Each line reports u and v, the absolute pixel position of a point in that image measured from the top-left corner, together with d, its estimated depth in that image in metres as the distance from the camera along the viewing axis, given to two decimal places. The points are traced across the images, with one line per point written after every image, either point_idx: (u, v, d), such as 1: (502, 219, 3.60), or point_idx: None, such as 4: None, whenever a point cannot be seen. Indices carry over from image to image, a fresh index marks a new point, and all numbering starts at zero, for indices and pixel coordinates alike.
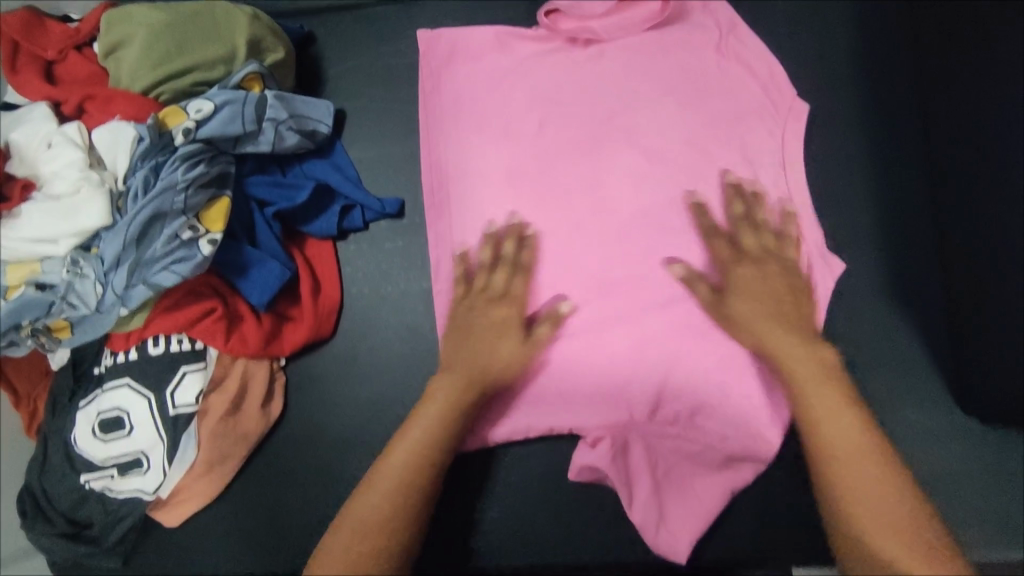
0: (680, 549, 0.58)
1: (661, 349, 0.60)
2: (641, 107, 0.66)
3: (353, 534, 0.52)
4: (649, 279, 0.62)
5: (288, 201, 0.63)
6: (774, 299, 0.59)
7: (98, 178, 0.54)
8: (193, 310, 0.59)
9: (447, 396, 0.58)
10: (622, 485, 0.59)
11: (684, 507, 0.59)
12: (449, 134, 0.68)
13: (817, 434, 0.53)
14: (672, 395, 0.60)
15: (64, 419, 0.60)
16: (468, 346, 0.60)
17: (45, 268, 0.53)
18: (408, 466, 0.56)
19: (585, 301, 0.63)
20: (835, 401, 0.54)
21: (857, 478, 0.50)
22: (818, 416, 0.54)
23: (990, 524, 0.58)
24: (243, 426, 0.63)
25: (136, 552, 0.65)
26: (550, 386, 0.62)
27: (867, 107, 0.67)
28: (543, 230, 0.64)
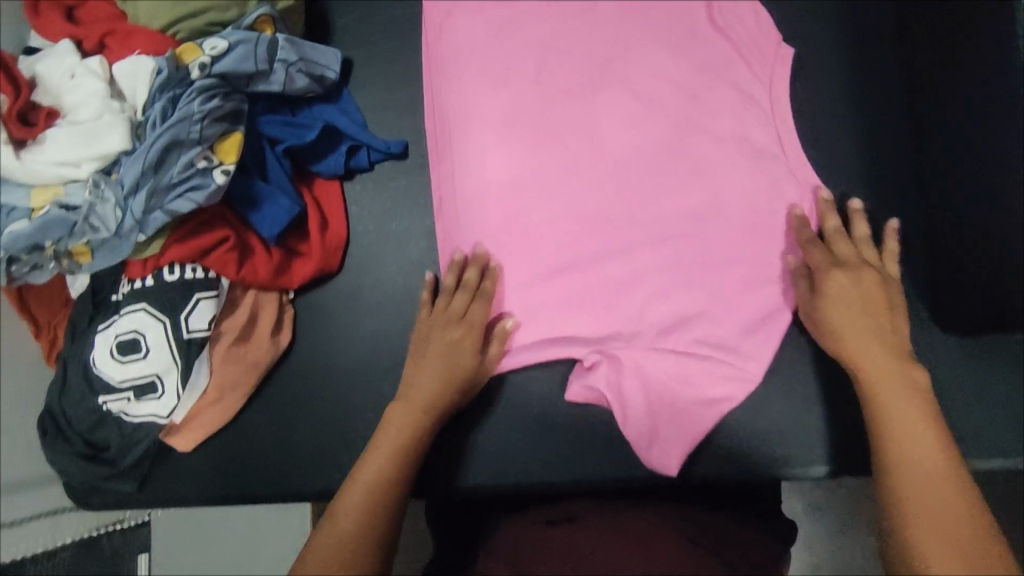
0: (672, 463, 0.61)
1: (654, 281, 0.63)
2: (636, 54, 0.69)
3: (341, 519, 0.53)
4: (643, 216, 0.65)
5: (298, 139, 0.66)
6: (865, 303, 0.57)
7: (119, 106, 0.58)
8: (206, 240, 0.62)
9: (419, 398, 0.60)
10: (617, 404, 0.62)
11: (675, 426, 0.62)
12: (451, 80, 0.70)
13: (882, 427, 0.52)
14: (663, 322, 0.63)
15: (81, 343, 0.63)
16: (427, 363, 0.61)
17: (68, 191, 0.57)
18: (375, 484, 0.55)
19: (580, 237, 0.65)
20: (905, 391, 0.53)
21: (914, 475, 0.49)
22: (883, 404, 0.52)
23: (977, 437, 0.59)
24: (254, 354, 0.67)
25: (150, 477, 0.68)
26: (547, 317, 0.65)
27: (860, 41, 0.68)
28: (541, 170, 0.67)
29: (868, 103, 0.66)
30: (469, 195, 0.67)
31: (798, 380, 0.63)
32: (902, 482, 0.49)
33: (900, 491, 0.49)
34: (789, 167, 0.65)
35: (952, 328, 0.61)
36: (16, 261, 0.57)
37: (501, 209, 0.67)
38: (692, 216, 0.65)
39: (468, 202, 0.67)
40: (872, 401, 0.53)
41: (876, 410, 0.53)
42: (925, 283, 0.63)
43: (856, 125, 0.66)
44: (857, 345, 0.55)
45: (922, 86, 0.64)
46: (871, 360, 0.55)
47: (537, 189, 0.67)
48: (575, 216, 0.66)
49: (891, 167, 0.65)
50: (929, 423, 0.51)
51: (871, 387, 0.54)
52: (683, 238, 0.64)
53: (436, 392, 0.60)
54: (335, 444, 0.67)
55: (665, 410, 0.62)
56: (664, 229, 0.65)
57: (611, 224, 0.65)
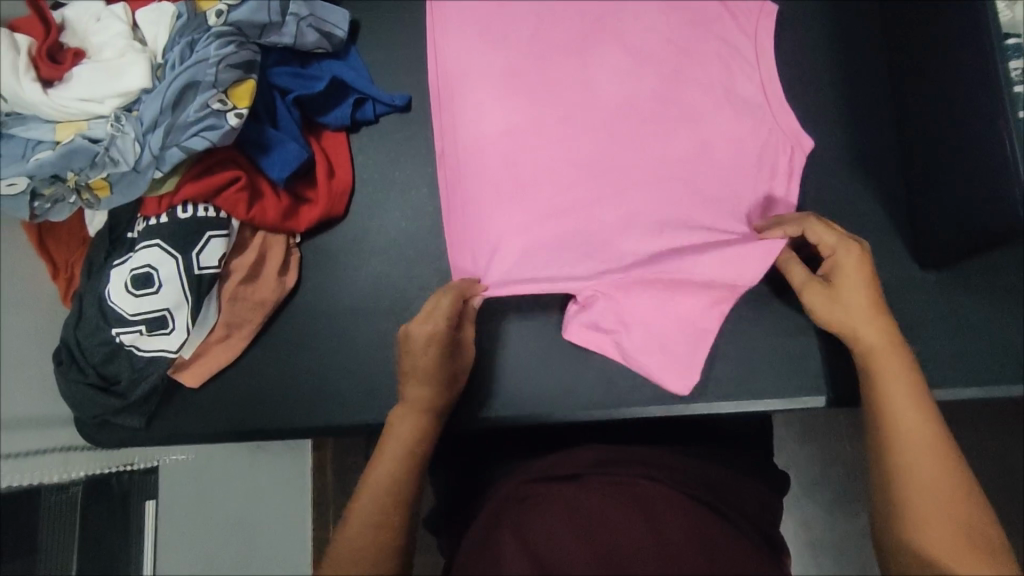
0: (684, 380, 0.66)
1: (647, 221, 0.66)
2: (627, 14, 0.72)
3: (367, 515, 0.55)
4: (635, 161, 0.68)
5: (307, 89, 0.70)
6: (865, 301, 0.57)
7: (140, 47, 0.63)
8: (217, 179, 0.65)
9: (422, 398, 0.61)
10: (619, 330, 0.67)
11: (684, 347, 0.67)
12: (452, 40, 0.72)
13: (886, 412, 0.54)
14: (655, 258, 0.66)
15: (98, 278, 0.66)
16: (419, 367, 0.62)
17: (91, 125, 0.61)
18: (389, 489, 0.56)
19: (574, 182, 0.68)
20: (908, 381, 0.54)
21: (920, 466, 0.50)
22: (886, 393, 0.54)
23: (947, 364, 0.64)
24: (260, 293, 0.70)
25: (157, 414, 0.71)
26: (543, 258, 0.67)
27: (840, 8, 0.72)
28: (539, 119, 0.69)
29: (851, 63, 0.71)
30: (469, 145, 0.70)
31: None
32: (908, 472, 0.51)
33: (907, 483, 0.50)
34: (770, 115, 0.69)
35: (926, 262, 0.66)
36: (38, 196, 0.60)
37: (500, 159, 0.69)
38: (681, 162, 0.67)
39: (468, 151, 0.70)
40: (879, 393, 0.55)
41: (880, 400, 0.54)
42: (898, 226, 0.67)
43: (829, 84, 0.71)
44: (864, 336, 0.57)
45: (897, 42, 0.68)
46: (874, 350, 0.56)
47: (535, 139, 0.69)
48: (571, 163, 0.68)
49: (867, 122, 0.70)
50: (930, 415, 0.53)
51: (876, 378, 0.55)
52: (675, 182, 0.67)
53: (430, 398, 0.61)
54: (340, 380, 0.70)
55: (670, 337, 0.67)
56: (656, 174, 0.67)
57: (605, 170, 0.68)
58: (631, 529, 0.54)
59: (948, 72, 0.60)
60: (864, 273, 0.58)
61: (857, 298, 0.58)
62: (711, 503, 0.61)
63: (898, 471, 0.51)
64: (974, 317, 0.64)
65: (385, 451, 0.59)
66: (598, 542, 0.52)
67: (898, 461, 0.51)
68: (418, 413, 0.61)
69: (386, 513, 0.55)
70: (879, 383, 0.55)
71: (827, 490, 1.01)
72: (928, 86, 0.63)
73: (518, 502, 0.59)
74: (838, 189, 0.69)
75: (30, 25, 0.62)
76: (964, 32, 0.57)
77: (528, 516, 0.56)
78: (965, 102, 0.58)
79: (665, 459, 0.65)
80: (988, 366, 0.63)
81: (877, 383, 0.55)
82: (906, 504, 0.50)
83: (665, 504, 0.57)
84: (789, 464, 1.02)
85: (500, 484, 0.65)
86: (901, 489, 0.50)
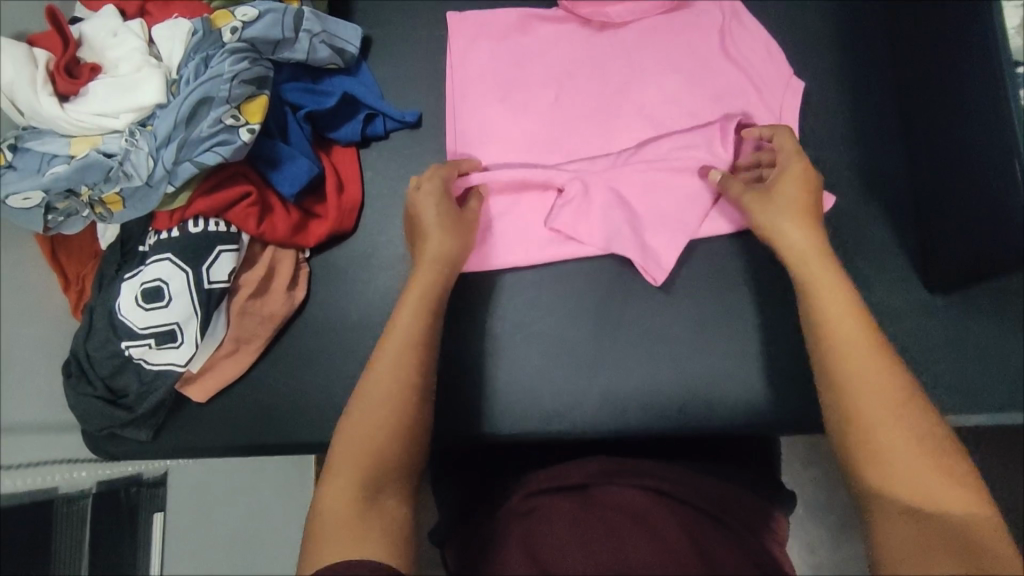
0: (661, 265, 0.67)
1: (651, 239, 0.68)
2: (650, 81, 0.72)
3: (371, 431, 0.54)
4: (647, 212, 0.69)
5: (318, 105, 0.70)
6: (801, 224, 0.60)
7: (155, 62, 0.63)
8: (229, 194, 0.65)
9: (424, 290, 0.61)
10: (597, 216, 0.69)
11: (665, 237, 0.68)
12: (472, 106, 0.73)
13: (846, 364, 0.52)
14: (649, 249, 0.68)
15: (109, 292, 0.66)
16: (436, 224, 0.64)
17: (105, 141, 0.61)
18: (386, 409, 0.55)
19: (585, 223, 0.69)
20: (855, 324, 0.53)
21: (877, 414, 0.50)
22: (836, 340, 0.53)
23: (956, 391, 0.63)
24: (269, 307, 0.70)
25: (164, 426, 0.71)
26: (542, 244, 0.70)
27: (850, 29, 0.72)
28: (571, 186, 0.70)
29: (859, 85, 0.71)
30: (503, 208, 0.71)
31: (784, 339, 0.67)
32: (878, 426, 0.49)
33: (877, 439, 0.49)
34: None
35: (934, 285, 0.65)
36: (52, 210, 0.61)
37: (539, 227, 0.70)
38: (693, 206, 0.69)
39: (499, 211, 0.71)
40: (833, 340, 0.53)
41: (832, 346, 0.53)
42: (910, 248, 0.67)
43: (840, 105, 0.71)
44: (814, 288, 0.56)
45: (908, 63, 0.68)
46: (822, 298, 0.55)
47: (571, 203, 0.69)
48: (610, 230, 0.69)
49: (878, 142, 0.69)
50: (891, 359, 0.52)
51: (823, 327, 0.54)
52: (679, 217, 0.68)
53: (432, 279, 0.61)
54: (345, 396, 0.70)
55: (655, 224, 0.68)
56: (665, 217, 0.69)
57: (645, 237, 0.68)
58: (625, 539, 0.54)
59: (960, 94, 0.60)
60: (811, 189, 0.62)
61: (792, 209, 0.60)
62: (707, 510, 0.60)
63: (855, 424, 0.50)
64: (983, 341, 0.64)
65: (391, 336, 0.58)
66: (598, 548, 0.53)
67: (853, 413, 0.50)
68: (420, 294, 0.60)
69: (386, 404, 0.55)
70: (831, 335, 0.53)
71: (834, 513, 1.00)
72: (937, 111, 0.63)
73: (522, 518, 0.59)
74: (848, 209, 0.68)
75: (47, 40, 0.63)
76: (974, 56, 0.58)
77: (537, 530, 0.56)
78: (974, 125, 0.59)
79: (672, 470, 0.63)
80: (995, 391, 0.63)
81: (829, 328, 0.54)
82: (885, 460, 0.48)
83: (665, 515, 0.57)
84: (795, 485, 1.01)
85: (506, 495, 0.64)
86: (861, 441, 0.50)
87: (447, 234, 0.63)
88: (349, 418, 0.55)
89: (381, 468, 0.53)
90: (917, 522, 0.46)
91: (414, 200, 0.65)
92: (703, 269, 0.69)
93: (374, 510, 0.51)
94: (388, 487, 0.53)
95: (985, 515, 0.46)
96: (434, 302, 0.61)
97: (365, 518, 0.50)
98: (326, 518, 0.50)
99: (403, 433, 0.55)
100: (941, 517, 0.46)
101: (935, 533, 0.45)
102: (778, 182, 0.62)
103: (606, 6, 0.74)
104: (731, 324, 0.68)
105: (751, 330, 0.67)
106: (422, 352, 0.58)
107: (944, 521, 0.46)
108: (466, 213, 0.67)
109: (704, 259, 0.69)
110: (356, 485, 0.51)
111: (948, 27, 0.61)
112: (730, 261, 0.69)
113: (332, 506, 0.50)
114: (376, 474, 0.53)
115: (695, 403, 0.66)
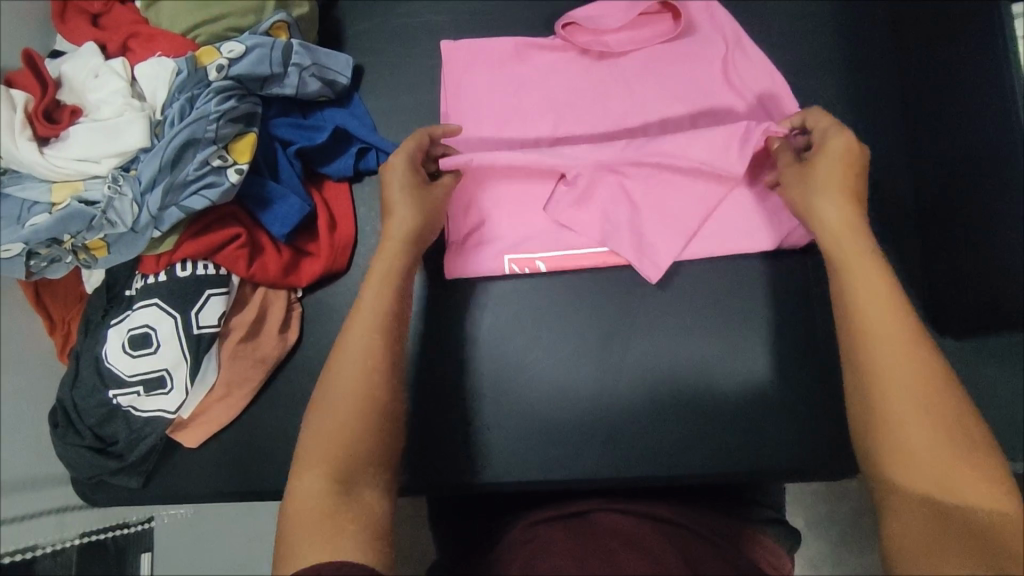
0: (660, 261, 0.66)
1: (649, 234, 0.67)
2: (652, 114, 0.70)
3: (342, 422, 0.49)
4: (645, 207, 0.68)
5: (309, 140, 0.68)
6: (835, 204, 0.55)
7: (139, 105, 0.60)
8: (218, 236, 0.63)
9: (387, 279, 0.56)
10: (598, 214, 0.68)
11: (665, 237, 0.67)
12: (468, 136, 0.71)
13: (870, 352, 0.48)
14: (647, 246, 0.67)
15: (95, 338, 0.65)
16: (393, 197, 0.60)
17: (88, 187, 0.59)
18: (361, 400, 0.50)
19: (585, 218, 0.68)
20: (891, 310, 0.48)
21: (904, 408, 0.45)
22: (871, 332, 0.48)
23: None
24: (261, 350, 0.68)
25: (155, 473, 0.69)
26: (538, 242, 0.69)
27: (856, 56, 0.70)
28: (575, 172, 0.67)
29: (868, 115, 0.69)
30: (498, 193, 0.70)
31: (791, 381, 0.65)
32: (899, 419, 0.45)
33: (898, 433, 0.45)
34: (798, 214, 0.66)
35: (948, 328, 0.63)
36: (35, 255, 0.59)
37: (538, 214, 0.70)
38: (694, 222, 0.67)
39: (492, 196, 0.70)
40: (860, 327, 0.49)
41: (858, 333, 0.49)
42: (920, 287, 0.65)
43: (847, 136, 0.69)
44: (851, 276, 0.51)
45: (918, 95, 0.66)
46: (858, 286, 0.50)
47: (574, 191, 0.68)
48: (609, 223, 0.67)
49: (887, 172, 0.68)
50: (919, 347, 0.47)
51: (856, 318, 0.49)
52: (680, 224, 0.67)
53: (393, 257, 0.57)
54: None
55: (658, 224, 0.67)
56: (665, 220, 0.67)
57: (644, 234, 0.67)
58: (620, 549, 0.49)
59: (981, 134, 0.58)
60: (845, 160, 0.56)
61: (833, 190, 0.55)
62: (704, 533, 0.55)
63: (880, 417, 0.46)
64: None
65: (350, 331, 0.53)
66: (592, 556, 0.48)
67: (878, 400, 0.46)
68: (380, 276, 0.56)
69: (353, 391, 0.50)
70: (857, 321, 0.49)
71: (837, 533, 0.97)
72: (955, 145, 0.61)
73: (521, 547, 0.53)
74: None
75: (25, 80, 0.62)
76: (990, 105, 0.57)
77: (534, 556, 0.50)
78: (993, 173, 0.57)
79: (673, 506, 0.59)
80: (1008, 440, 0.61)
81: (857, 315, 0.49)
82: (904, 456, 0.45)
83: (658, 538, 0.52)
84: (795, 502, 0.98)
85: (507, 532, 0.59)
86: (883, 438, 0.46)
87: (413, 210, 0.60)
88: (314, 410, 0.50)
89: (354, 458, 0.48)
90: (936, 514, 0.43)
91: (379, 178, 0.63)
92: (706, 308, 0.67)
93: (349, 500, 0.46)
94: (361, 478, 0.47)
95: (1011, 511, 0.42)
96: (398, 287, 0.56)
97: (338, 512, 0.45)
98: (297, 507, 0.46)
99: (383, 428, 0.50)
100: (961, 510, 0.43)
101: (950, 526, 0.42)
102: (818, 159, 0.57)
103: (604, 34, 0.72)
104: (735, 363, 0.66)
105: (758, 371, 0.66)
106: (394, 348, 0.53)
107: (967, 520, 0.42)
108: (434, 188, 0.63)
109: (706, 297, 0.68)
110: (325, 475, 0.47)
111: (962, 69, 0.60)
112: (736, 301, 0.67)
113: (304, 495, 0.46)
114: (356, 459, 0.48)
115: (700, 447, 0.64)
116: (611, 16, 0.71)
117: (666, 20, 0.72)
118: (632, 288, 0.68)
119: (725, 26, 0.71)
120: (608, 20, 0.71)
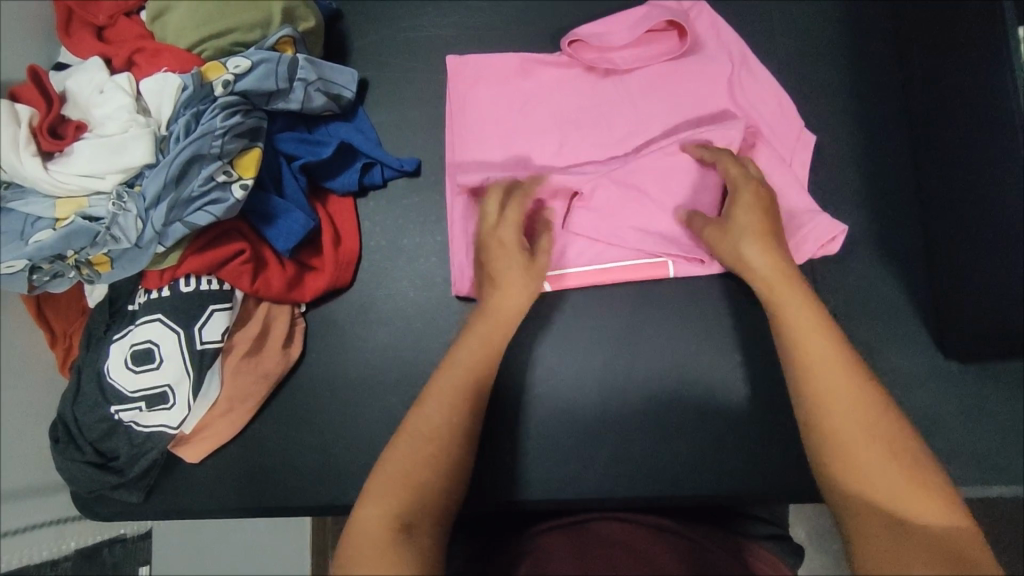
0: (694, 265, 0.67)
1: (671, 241, 0.67)
2: (657, 133, 0.70)
3: (419, 464, 0.50)
4: (662, 215, 0.67)
5: (313, 155, 0.68)
6: (763, 245, 0.57)
7: (144, 120, 0.60)
8: (220, 252, 0.63)
9: (485, 328, 0.58)
10: (612, 229, 0.67)
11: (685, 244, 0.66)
12: (474, 153, 0.71)
13: (816, 391, 0.49)
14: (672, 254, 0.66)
15: (97, 352, 0.64)
16: (498, 264, 0.61)
17: (91, 203, 0.59)
18: (437, 439, 0.52)
19: (605, 233, 0.67)
20: (830, 347, 0.50)
21: (852, 433, 0.47)
22: (810, 360, 0.50)
23: (968, 460, 0.62)
24: (264, 365, 0.68)
25: (156, 488, 0.69)
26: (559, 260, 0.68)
27: (861, 75, 0.70)
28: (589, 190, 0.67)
29: (871, 135, 0.69)
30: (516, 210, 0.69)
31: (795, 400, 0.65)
32: (847, 451, 0.46)
33: (851, 465, 0.46)
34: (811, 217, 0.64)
35: (950, 350, 0.64)
36: (37, 270, 0.58)
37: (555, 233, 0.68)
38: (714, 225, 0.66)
39: None
40: (805, 370, 0.50)
41: (803, 375, 0.50)
42: (922, 308, 0.65)
43: (851, 154, 0.69)
44: (787, 317, 0.53)
45: (925, 116, 0.66)
46: (789, 321, 0.52)
47: (590, 209, 0.68)
48: (631, 237, 0.67)
49: (890, 192, 0.68)
50: (858, 383, 0.49)
51: (790, 356, 0.51)
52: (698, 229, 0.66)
53: (500, 323, 0.59)
54: (340, 458, 0.68)
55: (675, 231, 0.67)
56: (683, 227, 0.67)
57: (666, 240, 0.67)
58: (623, 556, 0.49)
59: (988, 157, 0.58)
60: (766, 206, 0.59)
61: (753, 232, 0.58)
62: (702, 542, 0.53)
63: (830, 443, 0.47)
64: (997, 408, 0.63)
65: (441, 374, 0.55)
66: (594, 560, 0.48)
67: (832, 437, 0.47)
68: (479, 336, 0.57)
69: (432, 441, 0.52)
70: (800, 363, 0.50)
71: (839, 547, 0.97)
72: (959, 167, 0.62)
73: (520, 556, 0.52)
74: (859, 265, 0.67)
75: (29, 93, 0.61)
76: (994, 128, 0.57)
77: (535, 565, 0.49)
78: (993, 197, 0.58)
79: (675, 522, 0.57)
80: (1005, 461, 0.62)
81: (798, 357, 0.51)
82: (863, 486, 0.45)
83: (663, 550, 0.50)
84: (795, 514, 0.98)
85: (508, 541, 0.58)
86: (836, 462, 0.47)
87: (523, 280, 0.60)
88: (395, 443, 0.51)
89: (418, 494, 0.49)
90: (898, 535, 0.43)
91: (488, 237, 0.62)
92: (710, 326, 0.67)
93: (407, 540, 0.46)
94: (424, 515, 0.49)
95: (963, 529, 0.43)
96: (487, 348, 0.57)
97: (396, 548, 0.45)
98: (356, 540, 0.46)
99: (447, 472, 0.51)
100: (921, 530, 0.43)
101: (917, 546, 0.42)
102: (733, 209, 0.59)
103: (611, 51, 0.71)
104: (738, 382, 0.66)
105: (762, 390, 0.66)
106: (476, 394, 0.55)
107: (927, 534, 0.43)
108: (538, 257, 0.62)
109: (711, 316, 0.67)
110: (393, 513, 0.47)
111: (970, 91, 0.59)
112: (741, 318, 0.67)
113: (367, 528, 0.46)
114: (418, 500, 0.49)
115: (704, 466, 0.64)
116: (618, 33, 0.70)
117: (672, 38, 0.71)
118: (638, 305, 0.68)
119: (731, 45, 0.71)
120: (615, 37, 0.70)
